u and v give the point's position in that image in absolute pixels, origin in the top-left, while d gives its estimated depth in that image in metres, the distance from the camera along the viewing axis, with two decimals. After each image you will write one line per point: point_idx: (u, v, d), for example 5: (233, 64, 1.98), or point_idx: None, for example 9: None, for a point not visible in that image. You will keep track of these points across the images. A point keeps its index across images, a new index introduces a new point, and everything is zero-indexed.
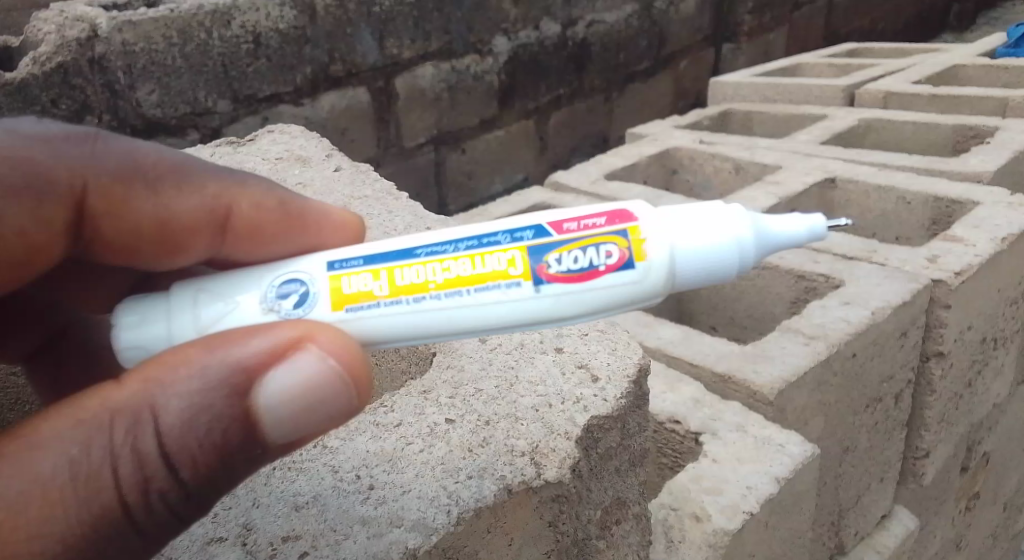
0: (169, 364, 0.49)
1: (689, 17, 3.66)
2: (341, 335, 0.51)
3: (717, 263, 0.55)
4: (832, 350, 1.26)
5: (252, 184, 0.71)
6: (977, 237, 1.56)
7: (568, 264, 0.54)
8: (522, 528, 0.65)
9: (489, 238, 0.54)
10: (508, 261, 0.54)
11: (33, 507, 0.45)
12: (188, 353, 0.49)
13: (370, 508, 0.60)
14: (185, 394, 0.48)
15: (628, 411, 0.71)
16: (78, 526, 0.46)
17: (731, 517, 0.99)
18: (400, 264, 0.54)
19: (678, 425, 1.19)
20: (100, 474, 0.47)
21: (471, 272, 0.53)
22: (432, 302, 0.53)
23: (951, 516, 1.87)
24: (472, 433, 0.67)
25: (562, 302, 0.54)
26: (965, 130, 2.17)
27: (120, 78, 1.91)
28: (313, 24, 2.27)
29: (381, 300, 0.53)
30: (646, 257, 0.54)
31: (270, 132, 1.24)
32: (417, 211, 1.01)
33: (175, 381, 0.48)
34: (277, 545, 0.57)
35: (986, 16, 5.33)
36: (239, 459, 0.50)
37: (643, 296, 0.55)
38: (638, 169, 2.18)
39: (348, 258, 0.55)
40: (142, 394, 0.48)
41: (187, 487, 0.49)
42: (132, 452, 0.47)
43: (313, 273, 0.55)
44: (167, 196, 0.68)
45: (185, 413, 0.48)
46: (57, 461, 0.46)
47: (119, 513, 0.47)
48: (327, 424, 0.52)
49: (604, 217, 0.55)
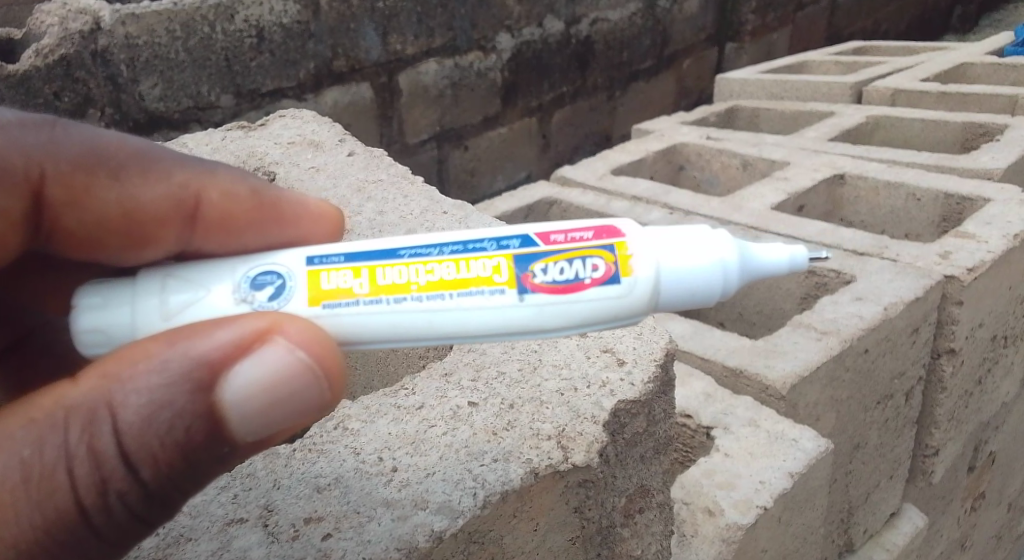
0: (128, 358, 0.46)
1: (693, 15, 3.64)
2: (312, 326, 0.48)
3: (700, 285, 0.54)
4: (845, 346, 1.24)
5: (223, 174, 0.69)
6: (988, 234, 1.54)
7: (553, 274, 0.52)
8: (548, 514, 0.64)
9: (475, 244, 0.53)
10: (493, 268, 0.52)
11: None
12: (148, 348, 0.46)
13: (393, 490, 0.59)
14: (143, 390, 0.45)
15: (653, 397, 0.69)
16: (32, 529, 0.44)
17: (745, 512, 0.98)
18: (382, 263, 0.52)
19: (688, 419, 1.18)
20: (53, 475, 0.45)
21: (454, 276, 0.51)
22: (412, 303, 0.51)
23: (957, 515, 1.85)
24: (496, 417, 0.65)
25: (546, 313, 0.52)
26: (974, 128, 2.15)
27: (123, 71, 1.90)
28: (317, 20, 2.25)
29: (360, 298, 0.51)
30: (633, 272, 0.52)
31: (282, 117, 1.22)
32: (432, 197, 1.00)
33: (133, 377, 0.45)
34: (300, 527, 0.56)
35: (989, 18, 5.30)
36: (203, 457, 0.47)
37: (627, 313, 0.53)
38: (645, 164, 2.17)
39: (328, 253, 0.53)
40: (99, 390, 0.45)
41: (145, 488, 0.47)
42: (88, 452, 0.45)
43: (291, 266, 0.53)
44: (132, 186, 0.66)
45: (143, 410, 0.45)
46: (8, 462, 0.44)
47: (73, 514, 0.45)
48: (297, 420, 0.49)
49: (591, 231, 0.54)
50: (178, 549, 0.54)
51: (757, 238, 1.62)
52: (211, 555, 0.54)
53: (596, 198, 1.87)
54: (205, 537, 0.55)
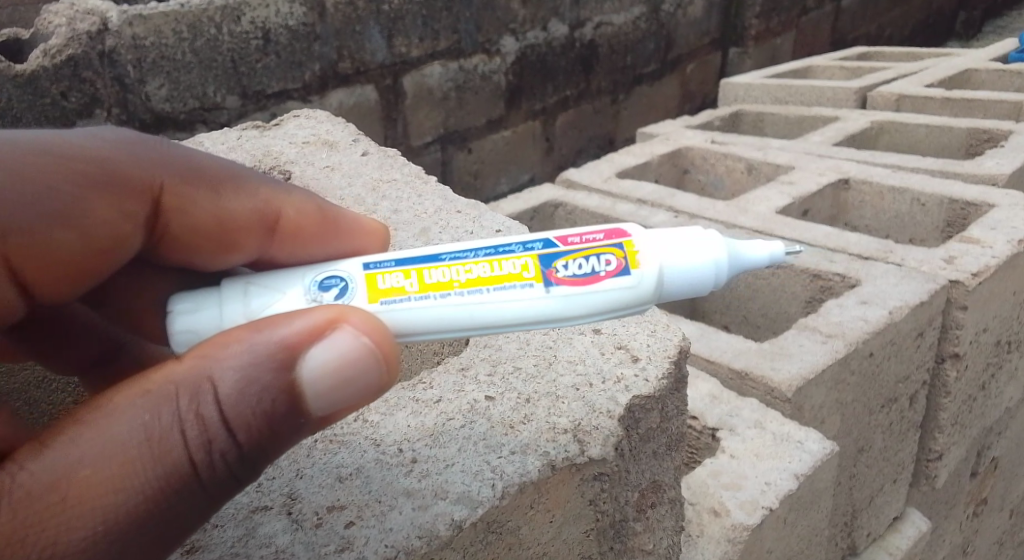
0: (221, 341, 0.47)
1: (699, 19, 3.66)
2: (372, 317, 0.50)
3: (694, 280, 0.55)
4: (850, 349, 1.25)
5: (298, 191, 0.72)
6: (993, 239, 1.55)
7: (574, 269, 0.53)
8: (563, 506, 0.65)
9: (505, 246, 0.54)
10: (522, 265, 0.53)
11: (106, 469, 0.44)
12: (237, 332, 0.48)
13: (414, 480, 0.60)
14: (238, 365, 0.46)
15: (667, 393, 0.71)
16: (144, 489, 0.45)
17: (750, 512, 0.99)
18: (426, 264, 0.53)
19: (695, 421, 1.18)
20: (165, 439, 0.45)
21: (488, 274, 0.53)
22: (455, 298, 0.52)
23: (959, 520, 1.85)
24: (513, 411, 0.66)
25: (571, 304, 0.53)
26: (979, 134, 2.16)
27: (129, 72, 1.91)
28: (323, 22, 2.27)
29: (411, 295, 0.52)
30: (640, 266, 0.54)
31: (296, 116, 1.24)
32: (446, 195, 1.01)
33: (229, 354, 0.47)
34: (323, 515, 0.57)
35: (992, 25, 5.29)
36: (290, 426, 0.48)
37: (634, 305, 0.54)
38: (650, 168, 2.18)
39: (381, 259, 0.55)
40: (199, 366, 0.47)
41: (242, 452, 0.47)
42: (194, 419, 0.46)
43: (350, 270, 0.55)
44: (224, 199, 0.69)
45: (240, 382, 0.46)
46: (124, 429, 0.45)
47: (182, 474, 0.46)
48: (359, 400, 0.50)
49: (601, 234, 0.56)
50: (205, 535, 0.55)
51: None
52: (237, 541, 0.55)
53: (601, 201, 1.89)
54: (230, 525, 0.56)
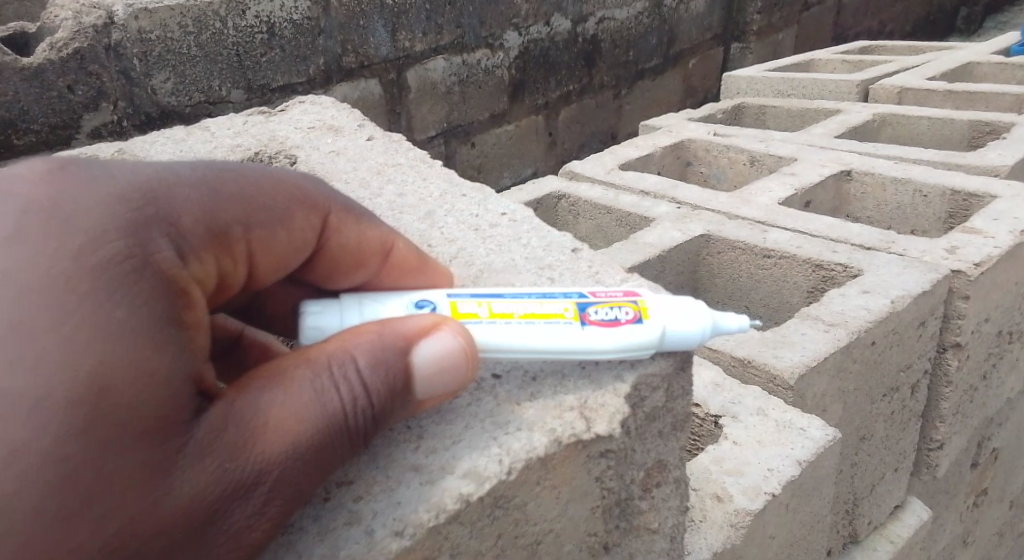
0: (357, 331, 0.52)
1: (700, 14, 3.66)
2: (463, 328, 0.56)
3: (690, 336, 0.64)
4: (853, 338, 1.26)
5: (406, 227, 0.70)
6: (995, 229, 1.56)
7: (604, 314, 0.62)
8: (570, 482, 0.65)
9: (551, 293, 0.64)
10: (564, 308, 0.63)
11: (279, 414, 0.47)
12: (368, 326, 0.53)
13: (422, 456, 0.60)
14: (375, 341, 0.51)
15: (673, 374, 0.70)
16: (316, 429, 0.47)
17: (754, 498, 0.99)
18: (493, 299, 0.62)
19: (699, 408, 1.18)
20: (326, 393, 0.48)
21: (538, 311, 0.62)
22: (515, 326, 0.61)
23: (960, 510, 1.86)
24: (520, 389, 0.66)
25: (602, 342, 0.62)
26: (982, 126, 2.16)
27: (135, 65, 1.91)
28: (327, 15, 2.27)
29: (483, 318, 0.61)
30: (651, 318, 0.63)
31: (301, 102, 1.24)
32: (451, 179, 1.01)
33: (366, 336, 0.52)
34: (332, 490, 0.57)
35: (994, 20, 5.26)
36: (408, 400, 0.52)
37: (641, 349, 0.63)
38: (652, 160, 2.18)
39: (458, 291, 0.64)
40: (343, 343, 0.51)
41: (382, 415, 0.50)
42: (347, 378, 0.49)
43: (437, 297, 0.63)
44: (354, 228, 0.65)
45: (378, 353, 0.51)
46: (289, 387, 0.48)
47: (341, 425, 0.48)
48: (449, 389, 0.54)
49: (621, 292, 0.65)
50: None
51: (766, 232, 1.63)
52: None
53: (604, 192, 1.89)
54: None
